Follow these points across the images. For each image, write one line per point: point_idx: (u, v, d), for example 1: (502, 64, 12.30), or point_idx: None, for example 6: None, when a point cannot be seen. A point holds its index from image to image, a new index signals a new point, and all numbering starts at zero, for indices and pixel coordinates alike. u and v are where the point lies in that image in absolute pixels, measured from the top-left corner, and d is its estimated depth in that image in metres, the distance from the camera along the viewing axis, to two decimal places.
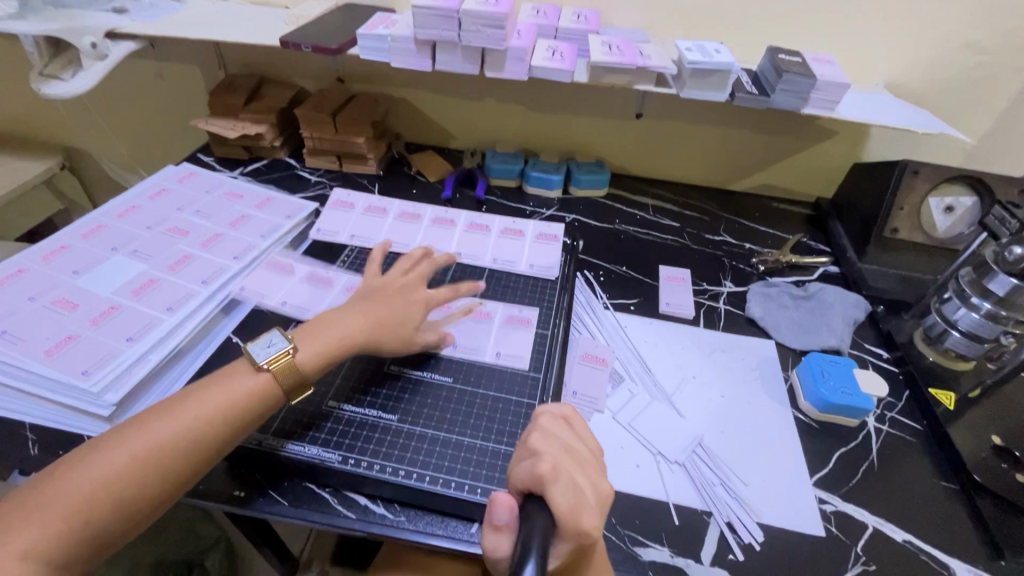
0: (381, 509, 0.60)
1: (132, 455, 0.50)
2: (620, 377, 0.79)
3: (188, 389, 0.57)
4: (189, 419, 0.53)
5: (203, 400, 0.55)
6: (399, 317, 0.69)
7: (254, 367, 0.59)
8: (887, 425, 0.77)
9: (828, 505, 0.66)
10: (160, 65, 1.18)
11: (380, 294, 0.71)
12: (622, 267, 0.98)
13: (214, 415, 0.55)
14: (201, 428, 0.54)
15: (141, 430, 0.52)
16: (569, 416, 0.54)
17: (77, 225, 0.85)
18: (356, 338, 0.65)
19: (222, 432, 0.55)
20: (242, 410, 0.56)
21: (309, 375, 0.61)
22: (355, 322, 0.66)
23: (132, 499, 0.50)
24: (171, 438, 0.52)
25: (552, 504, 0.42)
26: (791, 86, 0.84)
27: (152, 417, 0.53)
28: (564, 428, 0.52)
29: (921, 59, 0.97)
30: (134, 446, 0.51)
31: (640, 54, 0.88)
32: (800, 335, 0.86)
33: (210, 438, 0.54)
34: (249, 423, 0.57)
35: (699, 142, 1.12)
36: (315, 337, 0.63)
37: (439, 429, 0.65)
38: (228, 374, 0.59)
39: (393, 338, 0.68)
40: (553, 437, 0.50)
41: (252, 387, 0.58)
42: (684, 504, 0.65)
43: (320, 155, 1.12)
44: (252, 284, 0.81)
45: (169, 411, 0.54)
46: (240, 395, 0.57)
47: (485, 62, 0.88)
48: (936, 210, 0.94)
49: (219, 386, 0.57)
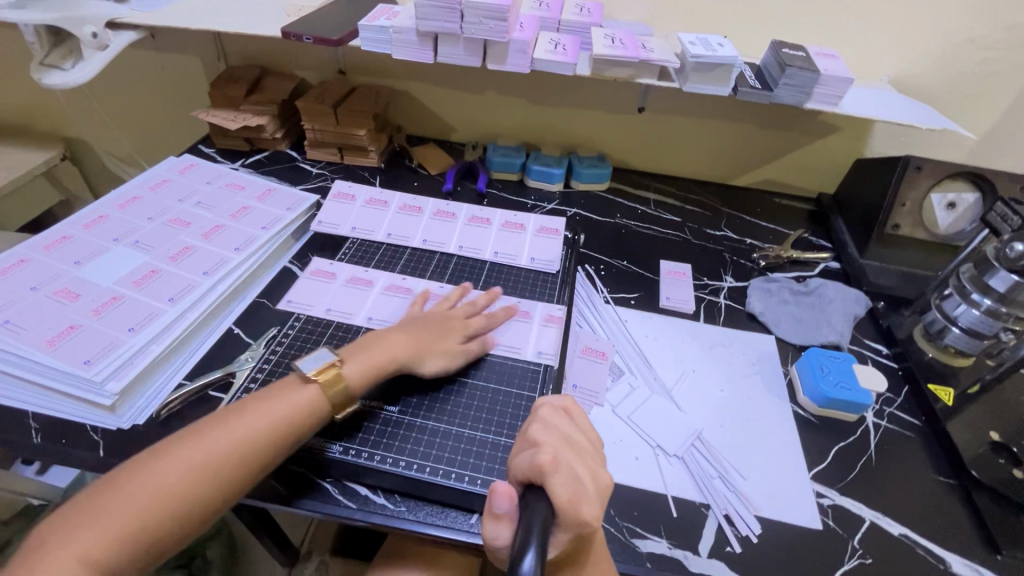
0: (381, 500, 0.60)
1: (188, 465, 0.51)
2: (620, 370, 0.79)
3: (242, 402, 0.58)
4: (242, 430, 0.54)
5: (256, 412, 0.56)
6: (439, 336, 0.70)
7: (302, 379, 0.60)
8: (886, 420, 0.77)
9: (826, 498, 0.67)
10: (161, 56, 1.18)
11: (423, 319, 0.72)
12: (623, 261, 0.98)
13: (266, 427, 0.56)
14: (253, 439, 0.54)
15: (196, 440, 0.53)
16: (569, 408, 0.55)
17: (79, 215, 0.85)
18: (398, 354, 0.66)
19: (275, 445, 0.55)
20: (293, 423, 0.57)
21: (355, 392, 0.62)
22: (400, 340, 0.67)
23: (187, 509, 0.50)
24: (224, 449, 0.53)
25: (552, 493, 0.42)
26: (795, 81, 0.84)
27: (208, 426, 0.54)
28: (564, 419, 0.53)
29: (925, 54, 0.96)
30: (190, 455, 0.52)
31: (643, 47, 0.87)
32: (800, 330, 0.87)
33: (262, 450, 0.55)
34: (301, 436, 0.58)
35: (702, 136, 1.12)
36: (361, 354, 0.64)
37: (439, 421, 0.65)
38: (279, 387, 0.59)
39: (434, 353, 0.68)
40: (554, 428, 0.51)
41: (303, 400, 0.59)
42: (683, 497, 0.65)
43: (321, 147, 1.12)
44: (299, 296, 0.82)
45: (224, 421, 0.55)
46: (291, 408, 0.58)
47: (487, 54, 0.88)
48: (939, 206, 0.93)
49: (272, 398, 0.58)
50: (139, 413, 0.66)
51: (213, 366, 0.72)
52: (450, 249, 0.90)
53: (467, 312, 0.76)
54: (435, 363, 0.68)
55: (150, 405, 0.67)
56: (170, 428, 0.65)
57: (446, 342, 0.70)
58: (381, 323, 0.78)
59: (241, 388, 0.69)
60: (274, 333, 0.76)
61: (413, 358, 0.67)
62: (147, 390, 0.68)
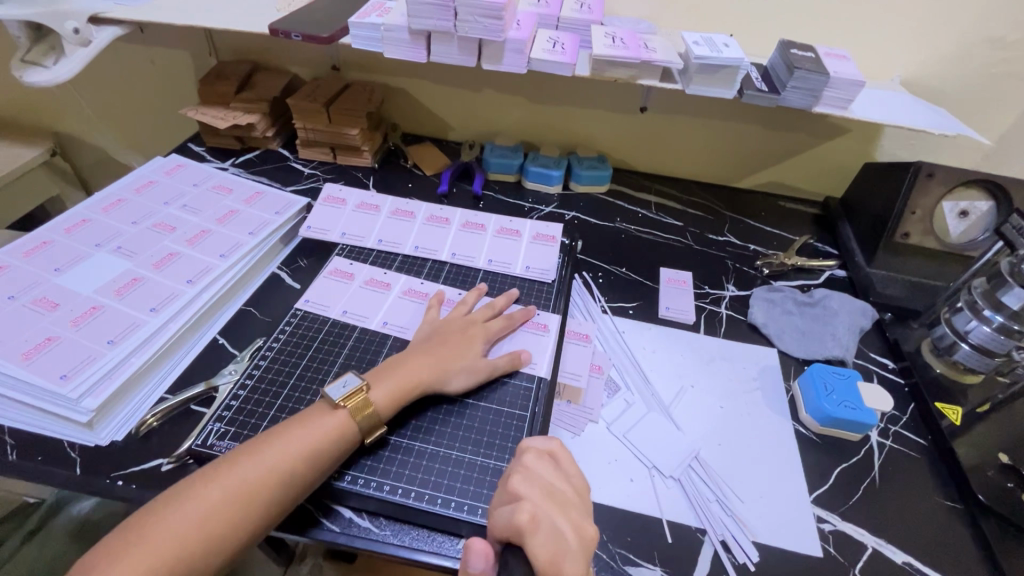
0: (365, 523, 0.58)
1: (221, 493, 0.50)
2: (616, 386, 0.76)
3: (271, 428, 0.57)
4: (276, 455, 0.54)
5: (285, 438, 0.55)
6: (461, 353, 0.67)
7: (331, 406, 0.59)
8: (890, 440, 0.74)
9: (826, 523, 0.64)
10: (149, 50, 1.15)
11: (441, 334, 0.70)
12: (622, 268, 0.95)
13: (297, 453, 0.54)
14: (284, 466, 0.53)
15: (233, 466, 0.52)
16: (555, 452, 0.54)
17: (60, 219, 0.83)
18: (425, 377, 0.64)
19: (309, 470, 0.54)
20: (323, 449, 0.56)
21: (384, 416, 0.61)
22: (423, 363, 0.65)
23: (224, 537, 0.49)
24: (259, 474, 0.52)
25: (532, 555, 0.42)
26: (803, 83, 0.80)
27: (245, 451, 0.54)
28: (548, 466, 0.52)
29: (939, 54, 0.92)
30: (227, 481, 0.51)
31: (645, 47, 0.84)
32: (803, 343, 0.84)
33: (294, 476, 0.54)
34: (334, 461, 0.57)
35: (706, 137, 1.08)
36: (387, 376, 0.63)
37: (426, 442, 0.63)
38: (307, 413, 0.58)
39: (459, 371, 0.66)
40: (535, 478, 0.50)
41: (331, 424, 0.57)
42: (678, 521, 0.63)
43: (314, 146, 1.09)
44: (316, 296, 0.79)
45: (254, 447, 0.54)
46: (320, 432, 0.56)
47: (482, 54, 0.85)
48: (950, 214, 0.90)
49: (300, 423, 0.57)
50: (118, 430, 0.64)
51: (196, 380, 0.70)
52: (442, 257, 0.87)
53: (485, 315, 0.74)
54: (461, 381, 0.66)
55: (129, 421, 0.65)
56: (149, 445, 0.63)
57: (468, 357, 0.68)
58: (396, 329, 0.75)
59: (221, 405, 0.65)
60: (260, 344, 0.74)
61: (439, 378, 0.65)
62: (126, 405, 0.65)
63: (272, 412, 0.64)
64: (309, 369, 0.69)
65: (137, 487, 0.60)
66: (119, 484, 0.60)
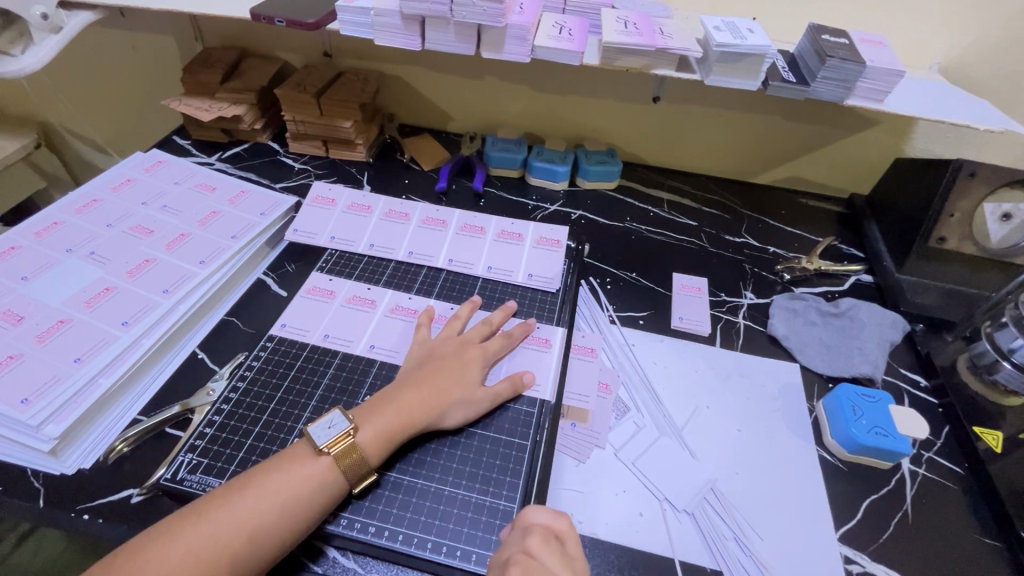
0: (349, 563, 0.54)
1: (187, 554, 0.47)
2: (624, 406, 0.71)
3: (246, 475, 0.52)
4: (247, 514, 0.49)
5: (260, 491, 0.51)
6: (459, 382, 0.62)
7: (315, 450, 0.54)
8: (923, 468, 0.68)
9: (855, 565, 0.59)
10: (130, 36, 1.08)
11: (434, 360, 0.64)
12: (632, 273, 0.89)
13: (272, 509, 0.50)
14: (257, 524, 0.49)
15: (200, 523, 0.49)
16: (562, 533, 0.51)
17: (31, 221, 0.77)
18: (421, 413, 0.59)
19: (284, 529, 0.50)
20: (300, 503, 0.51)
21: (374, 462, 0.55)
22: (417, 397, 0.59)
23: None
24: (227, 534, 0.48)
25: None
26: (836, 74, 0.72)
27: (216, 504, 0.50)
28: (552, 551, 0.48)
29: (985, 38, 0.83)
30: (193, 540, 0.47)
31: (660, 33, 0.76)
32: (829, 358, 0.77)
33: (270, 534, 0.50)
34: (313, 519, 0.52)
35: (723, 130, 1.01)
36: (379, 415, 0.57)
37: (417, 476, 0.58)
38: (286, 459, 0.53)
39: (457, 403, 0.61)
40: (536, 568, 0.46)
41: (310, 474, 0.53)
42: (691, 562, 0.58)
43: (305, 139, 1.02)
44: (294, 319, 0.73)
45: (226, 500, 0.50)
46: (298, 484, 0.52)
47: (482, 41, 0.77)
48: (991, 217, 0.82)
49: (277, 472, 0.52)
50: (85, 457, 0.59)
51: (172, 400, 0.65)
52: (438, 263, 0.81)
53: (482, 333, 0.69)
54: (460, 415, 0.61)
55: (97, 447, 0.60)
56: (120, 473, 0.58)
57: (465, 385, 0.62)
58: (384, 353, 0.70)
59: (195, 431, 0.61)
60: (242, 360, 0.69)
61: (437, 413, 0.60)
62: (94, 429, 0.60)
63: (248, 442, 0.60)
64: (288, 397, 0.64)
65: (105, 521, 0.55)
66: (85, 519, 0.55)
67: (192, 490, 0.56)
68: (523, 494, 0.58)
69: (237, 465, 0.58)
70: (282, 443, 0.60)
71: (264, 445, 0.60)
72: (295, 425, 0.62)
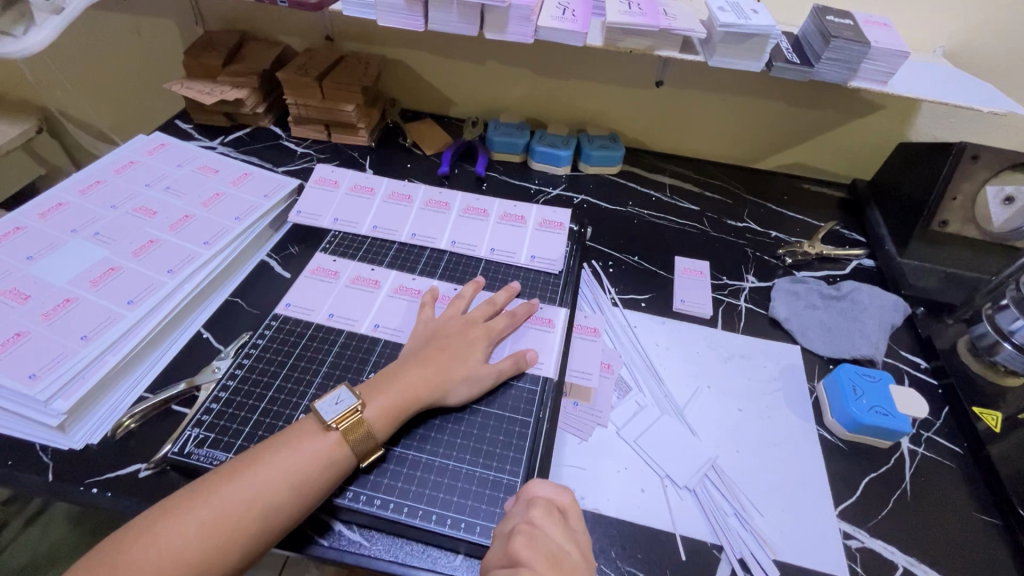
0: (355, 535, 0.54)
1: (200, 527, 0.48)
2: (626, 386, 0.71)
3: (255, 451, 0.53)
4: (258, 488, 0.50)
5: (269, 467, 0.51)
6: (462, 360, 0.62)
7: (322, 426, 0.55)
8: (922, 447, 0.69)
9: (853, 540, 0.60)
10: (131, 19, 1.07)
11: (438, 338, 0.65)
12: (634, 256, 0.89)
13: (282, 483, 0.51)
14: (267, 499, 0.50)
15: (212, 497, 0.49)
16: (565, 507, 0.51)
17: (36, 202, 0.77)
18: (426, 389, 0.60)
19: (294, 503, 0.51)
20: (309, 479, 0.52)
21: (380, 436, 0.56)
22: (422, 374, 0.60)
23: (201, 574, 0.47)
24: (238, 508, 0.49)
25: None
26: (840, 55, 0.72)
27: (227, 478, 0.51)
28: (555, 523, 0.49)
29: (989, 22, 0.83)
30: (205, 514, 0.48)
31: (664, 13, 0.76)
32: (830, 340, 0.78)
33: (280, 508, 0.50)
34: (321, 493, 0.52)
35: (726, 114, 1.01)
36: (384, 391, 0.58)
37: (421, 451, 0.59)
38: (294, 435, 0.54)
39: (461, 381, 0.61)
40: (541, 539, 0.47)
41: (319, 450, 0.53)
42: (692, 536, 0.59)
43: (307, 123, 1.02)
44: (298, 299, 0.73)
45: (237, 475, 0.51)
46: (308, 460, 0.52)
47: (484, 21, 0.77)
48: (994, 200, 0.83)
49: (286, 448, 0.53)
50: (93, 432, 0.59)
51: (178, 378, 0.65)
52: (441, 245, 0.82)
53: (486, 313, 0.69)
54: (464, 392, 0.61)
55: (106, 422, 0.60)
56: (127, 448, 0.59)
57: (469, 363, 0.63)
58: (388, 332, 0.70)
59: (201, 407, 0.61)
60: (246, 338, 0.69)
61: (441, 390, 0.60)
62: (102, 406, 0.61)
63: (254, 418, 0.60)
64: (293, 374, 0.65)
65: (113, 495, 0.55)
66: (94, 492, 0.56)
67: (199, 464, 0.57)
68: (527, 469, 0.58)
69: (242, 440, 0.58)
70: (288, 419, 0.61)
71: (269, 421, 0.60)
72: (300, 402, 0.62)
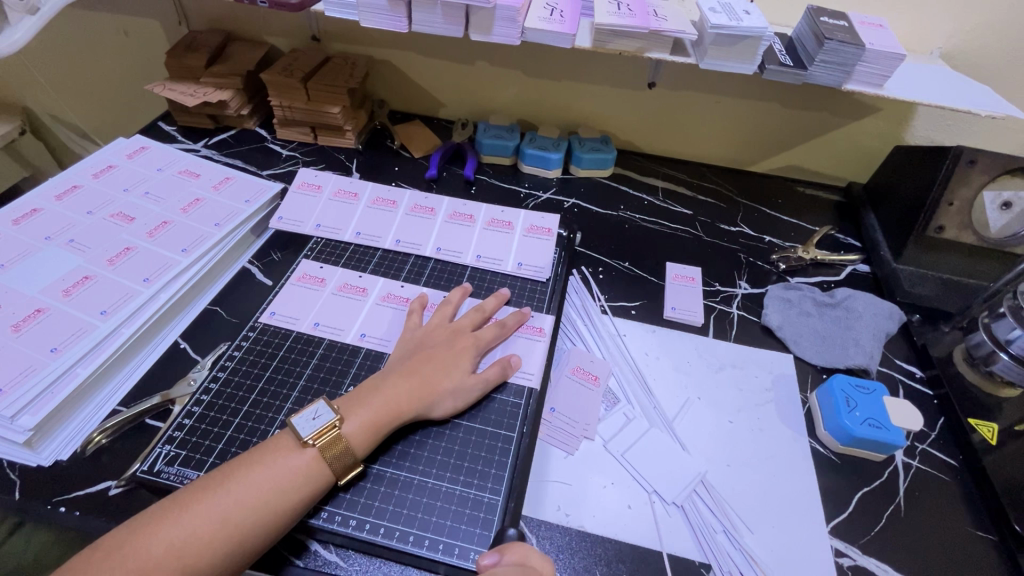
0: (330, 555, 0.53)
1: (168, 547, 0.46)
2: (614, 398, 0.69)
3: (230, 467, 0.51)
4: (232, 506, 0.48)
5: (243, 484, 0.49)
6: (448, 372, 0.61)
7: (299, 442, 0.53)
8: (917, 460, 0.67)
9: (845, 558, 0.58)
10: (111, 18, 1.05)
11: (423, 349, 0.63)
12: (624, 262, 0.87)
13: (256, 501, 0.49)
14: (240, 518, 0.48)
15: (182, 516, 0.47)
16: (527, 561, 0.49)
17: (8, 208, 0.75)
18: (409, 403, 0.58)
19: (267, 522, 0.49)
20: (284, 498, 0.50)
21: (359, 453, 0.54)
22: (405, 386, 0.58)
23: None
24: (208, 527, 0.47)
25: None
26: (834, 57, 0.70)
27: (200, 495, 0.49)
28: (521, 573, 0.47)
29: (987, 23, 0.81)
30: (175, 533, 0.46)
31: (654, 14, 0.74)
32: (823, 349, 0.76)
33: (252, 528, 0.48)
34: (296, 513, 0.51)
35: (719, 117, 0.99)
36: (364, 404, 0.56)
37: (399, 468, 0.57)
38: (271, 450, 0.52)
39: (446, 393, 0.60)
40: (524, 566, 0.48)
41: (296, 468, 0.51)
42: (680, 554, 0.57)
43: (292, 126, 1.00)
44: (283, 308, 0.71)
45: (210, 492, 0.49)
46: (284, 478, 0.50)
47: (470, 23, 0.75)
48: (991, 206, 0.81)
49: (262, 464, 0.51)
50: (62, 448, 0.57)
51: (152, 390, 0.63)
52: (426, 252, 0.80)
53: (475, 321, 0.68)
54: (448, 405, 0.60)
55: (75, 438, 0.58)
56: (98, 464, 0.57)
57: (454, 376, 0.61)
58: (374, 343, 0.68)
59: (174, 422, 0.59)
60: (223, 350, 0.67)
61: (424, 403, 0.59)
62: (71, 421, 0.59)
63: (227, 434, 0.59)
64: (269, 387, 0.63)
65: (81, 514, 0.53)
66: (61, 511, 0.54)
67: (169, 482, 0.55)
68: (509, 487, 0.57)
69: (215, 458, 0.57)
70: (262, 434, 0.59)
71: (244, 437, 0.58)
72: (276, 416, 0.60)
